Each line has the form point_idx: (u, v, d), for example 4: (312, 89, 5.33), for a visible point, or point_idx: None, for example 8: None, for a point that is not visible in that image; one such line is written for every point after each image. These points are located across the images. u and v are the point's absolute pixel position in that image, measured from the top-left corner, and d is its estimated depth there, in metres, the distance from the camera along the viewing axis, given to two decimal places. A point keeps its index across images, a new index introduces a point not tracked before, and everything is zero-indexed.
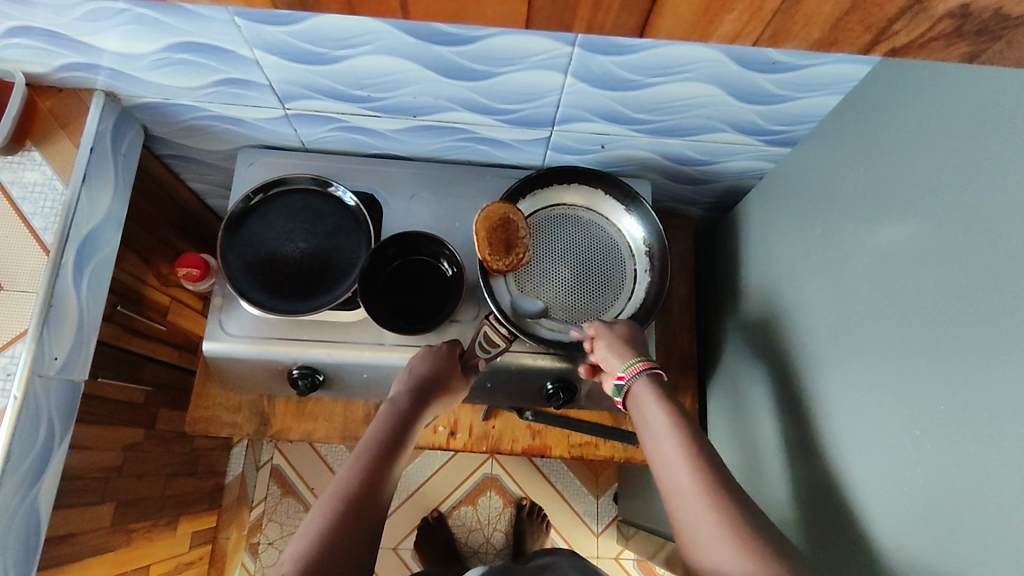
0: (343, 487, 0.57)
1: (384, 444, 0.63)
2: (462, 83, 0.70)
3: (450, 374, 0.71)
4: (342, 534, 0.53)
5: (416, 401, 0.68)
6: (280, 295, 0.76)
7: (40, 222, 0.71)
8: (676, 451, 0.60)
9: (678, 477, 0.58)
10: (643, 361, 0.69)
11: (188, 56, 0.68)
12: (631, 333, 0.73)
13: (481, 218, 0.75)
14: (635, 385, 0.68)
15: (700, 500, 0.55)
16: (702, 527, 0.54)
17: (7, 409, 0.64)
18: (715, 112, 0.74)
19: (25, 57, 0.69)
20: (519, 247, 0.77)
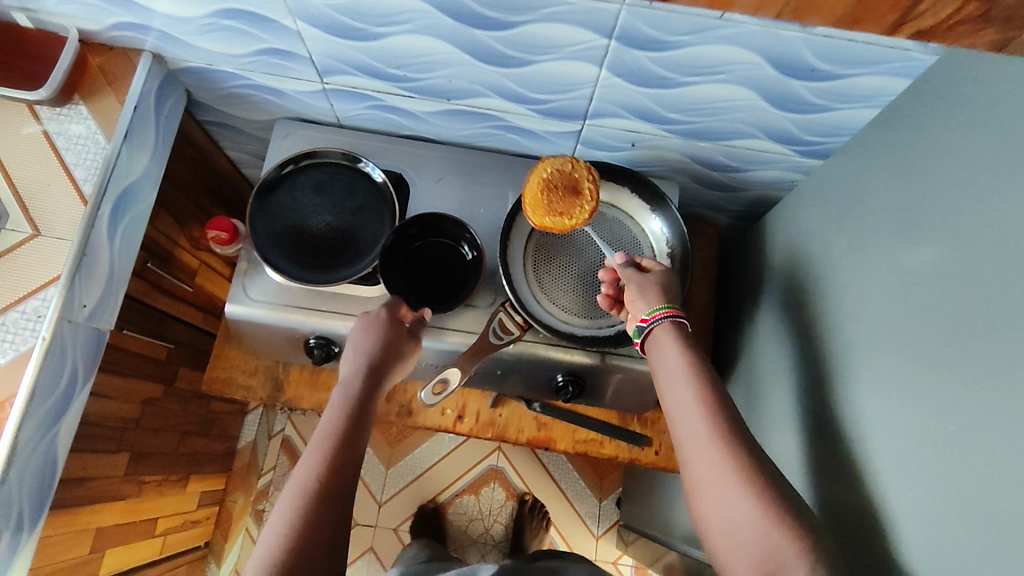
0: (301, 483, 0.57)
1: (342, 431, 0.62)
2: (498, 69, 0.71)
3: (399, 345, 0.70)
4: (303, 541, 0.53)
5: (371, 379, 0.67)
6: (303, 263, 0.77)
7: (80, 173, 0.73)
8: (694, 401, 0.60)
9: (695, 425, 0.58)
10: (669, 307, 0.67)
11: (233, 22, 0.69)
12: (663, 282, 0.71)
13: (532, 213, 0.72)
14: (659, 329, 0.67)
15: (718, 450, 0.56)
16: (721, 475, 0.54)
17: (36, 349, 0.67)
18: (750, 116, 0.73)
19: (79, 13, 0.72)
20: (578, 188, 0.72)
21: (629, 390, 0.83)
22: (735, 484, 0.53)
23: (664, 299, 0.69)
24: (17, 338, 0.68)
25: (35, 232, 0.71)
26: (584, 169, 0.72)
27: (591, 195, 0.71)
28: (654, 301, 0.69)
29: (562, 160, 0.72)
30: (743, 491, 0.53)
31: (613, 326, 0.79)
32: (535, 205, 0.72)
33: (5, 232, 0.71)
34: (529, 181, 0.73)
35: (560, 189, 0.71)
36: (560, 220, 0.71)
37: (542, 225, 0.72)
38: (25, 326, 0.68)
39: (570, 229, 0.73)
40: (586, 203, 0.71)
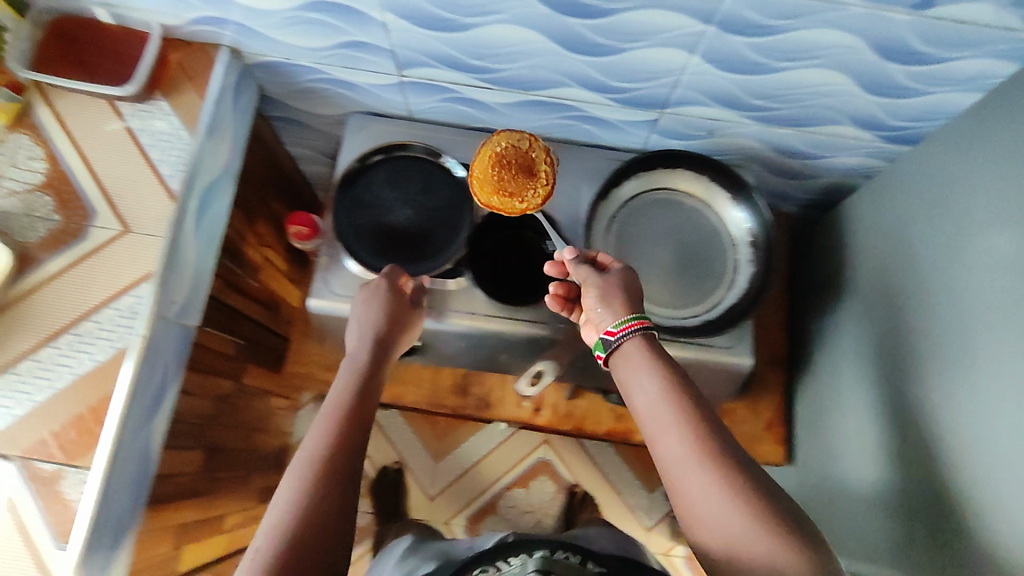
0: (305, 461, 0.57)
1: (345, 407, 0.62)
2: (585, 57, 0.70)
3: (400, 317, 0.71)
4: (306, 531, 0.52)
5: (376, 352, 0.68)
6: (384, 257, 0.78)
7: (167, 169, 0.73)
8: (671, 422, 0.57)
9: (679, 451, 0.55)
10: (641, 318, 0.63)
11: (319, 16, 0.68)
12: (634, 289, 0.66)
13: (479, 190, 0.69)
14: (626, 344, 0.62)
15: (704, 476, 0.53)
16: (713, 503, 0.53)
17: (132, 346, 0.67)
18: (838, 101, 0.73)
19: (161, 8, 0.72)
20: (530, 168, 0.70)
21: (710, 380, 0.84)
22: (736, 512, 0.52)
23: (636, 306, 0.64)
24: (114, 335, 0.68)
25: (124, 229, 0.71)
26: (538, 150, 0.71)
27: (545, 175, 0.70)
28: (619, 311, 0.63)
29: (521, 140, 0.72)
30: (737, 517, 0.51)
31: (696, 317, 0.79)
32: (483, 182, 0.69)
33: (95, 229, 0.71)
34: (477, 160, 0.71)
35: (512, 167, 0.70)
36: (513, 200, 0.69)
37: (488, 204, 0.69)
38: (121, 323, 0.68)
39: (517, 211, 0.70)
40: (541, 183, 0.70)
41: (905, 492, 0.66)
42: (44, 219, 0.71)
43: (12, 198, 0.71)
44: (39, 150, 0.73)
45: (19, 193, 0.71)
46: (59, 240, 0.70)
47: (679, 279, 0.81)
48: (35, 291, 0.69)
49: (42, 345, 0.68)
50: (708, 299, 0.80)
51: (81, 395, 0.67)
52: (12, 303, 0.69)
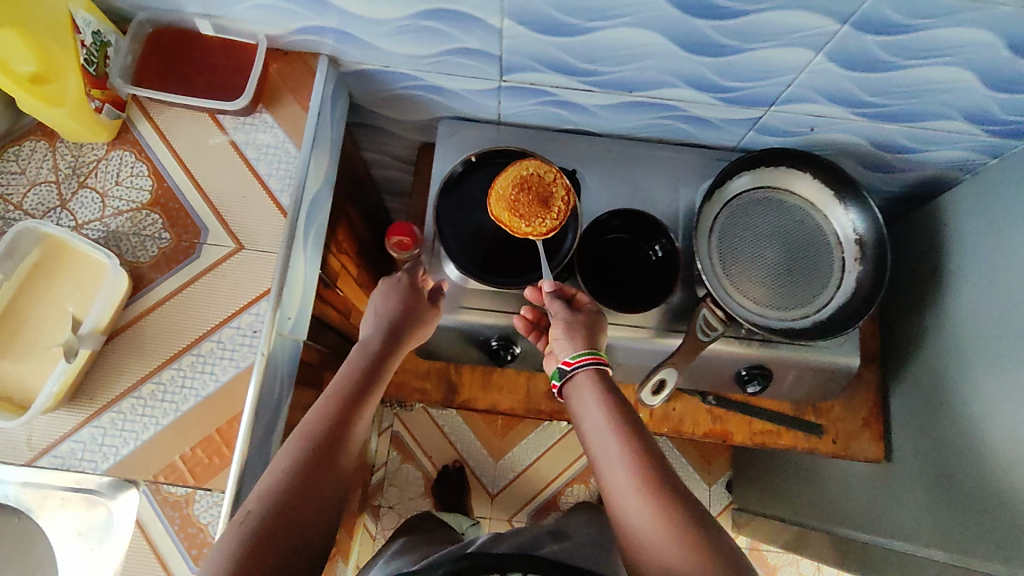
0: (297, 449, 0.58)
1: (345, 396, 0.64)
2: (702, 58, 0.69)
3: (417, 313, 0.73)
4: (279, 519, 0.54)
5: (385, 342, 0.70)
6: (489, 264, 0.78)
7: (275, 184, 0.72)
8: (618, 452, 0.59)
9: (620, 478, 0.57)
10: (593, 353, 0.66)
11: (433, 23, 0.67)
12: (588, 322, 0.69)
13: (495, 201, 0.74)
14: (579, 376, 0.66)
15: (643, 504, 0.56)
16: (643, 530, 0.55)
17: (256, 364, 0.67)
18: (955, 98, 0.72)
19: (266, 19, 0.70)
20: (550, 195, 0.74)
21: (812, 380, 0.83)
22: (670, 538, 0.54)
23: (588, 343, 0.67)
24: (237, 354, 0.67)
25: (238, 246, 0.70)
26: (561, 184, 0.74)
27: (559, 211, 0.73)
28: (577, 344, 0.67)
29: (549, 171, 0.75)
30: (666, 543, 0.54)
31: (805, 318, 0.78)
32: (501, 197, 0.74)
33: (207, 247, 0.69)
34: (503, 174, 0.75)
35: (531, 193, 0.73)
36: (519, 221, 0.73)
37: (498, 215, 0.74)
38: (243, 342, 0.68)
39: (523, 234, 0.74)
40: (550, 216, 0.73)
41: None
42: (155, 238, 0.69)
43: (120, 217, 0.69)
44: (143, 167, 0.71)
45: (126, 212, 0.70)
46: (171, 258, 0.69)
47: (785, 280, 0.79)
48: (150, 313, 0.67)
49: (164, 367, 0.67)
50: (815, 299, 0.79)
51: (207, 415, 0.66)
52: (130, 325, 0.67)
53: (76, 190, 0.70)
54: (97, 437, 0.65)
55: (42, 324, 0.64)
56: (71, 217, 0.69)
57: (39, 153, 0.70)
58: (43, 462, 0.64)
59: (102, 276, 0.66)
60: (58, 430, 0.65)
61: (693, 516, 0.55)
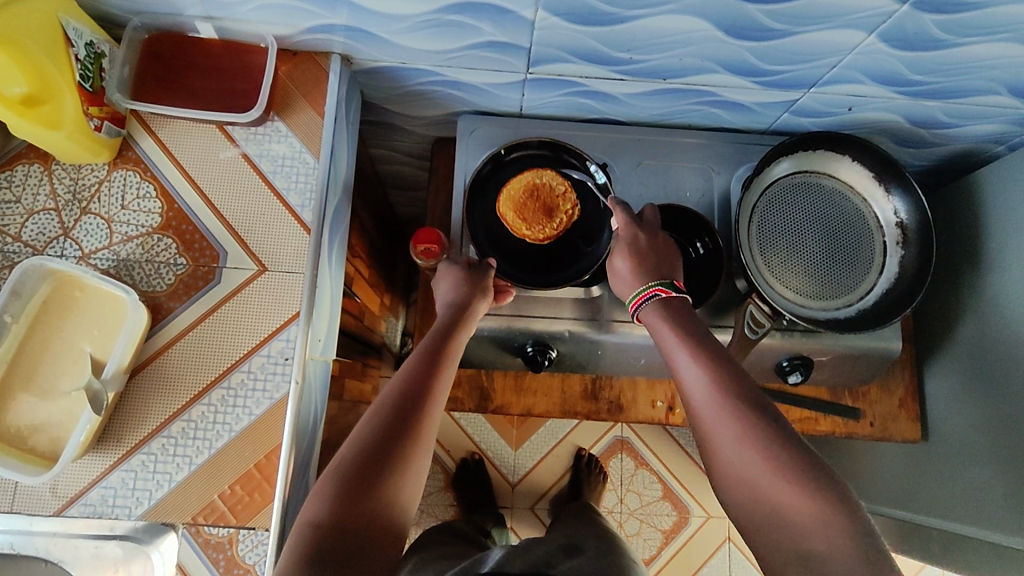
0: (379, 410, 0.56)
1: (427, 357, 0.61)
2: (746, 43, 0.65)
3: (483, 280, 0.69)
4: (366, 469, 0.51)
5: (457, 314, 0.67)
6: (524, 266, 0.74)
7: (295, 198, 0.67)
8: (697, 375, 0.55)
9: (704, 396, 0.54)
10: (657, 286, 0.62)
11: (458, 17, 0.62)
12: (640, 251, 0.65)
13: (504, 199, 0.74)
14: (648, 314, 0.62)
15: (733, 424, 0.52)
16: (731, 456, 0.52)
17: (291, 394, 0.63)
18: (1005, 72, 0.69)
19: (274, 18, 0.64)
20: (558, 210, 0.74)
21: (854, 368, 0.82)
22: (760, 464, 0.50)
23: (655, 274, 0.64)
24: (269, 384, 0.63)
25: (261, 268, 0.65)
26: (569, 203, 0.74)
27: (562, 223, 0.74)
28: (643, 278, 0.64)
29: (562, 182, 0.75)
30: (756, 468, 0.50)
31: (850, 307, 0.75)
32: (509, 196, 0.74)
33: (228, 270, 0.65)
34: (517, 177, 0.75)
35: (539, 201, 0.74)
36: (522, 226, 0.74)
37: (504, 215, 0.74)
38: (274, 371, 0.63)
39: (520, 236, 0.74)
40: (553, 226, 0.74)
41: None
42: (170, 263, 0.65)
43: (130, 243, 0.64)
44: (150, 188, 0.66)
45: (136, 237, 0.65)
46: (190, 285, 0.64)
47: (829, 267, 0.76)
48: (172, 345, 0.63)
49: (193, 403, 0.62)
50: (860, 286, 0.76)
51: (244, 452, 0.62)
52: (152, 360, 0.62)
53: (78, 217, 0.64)
54: (128, 482, 0.60)
55: (59, 366, 0.60)
56: (77, 246, 0.64)
57: (35, 178, 0.65)
58: (73, 512, 0.60)
59: (121, 310, 0.62)
60: (86, 476, 0.60)
61: (784, 435, 0.51)
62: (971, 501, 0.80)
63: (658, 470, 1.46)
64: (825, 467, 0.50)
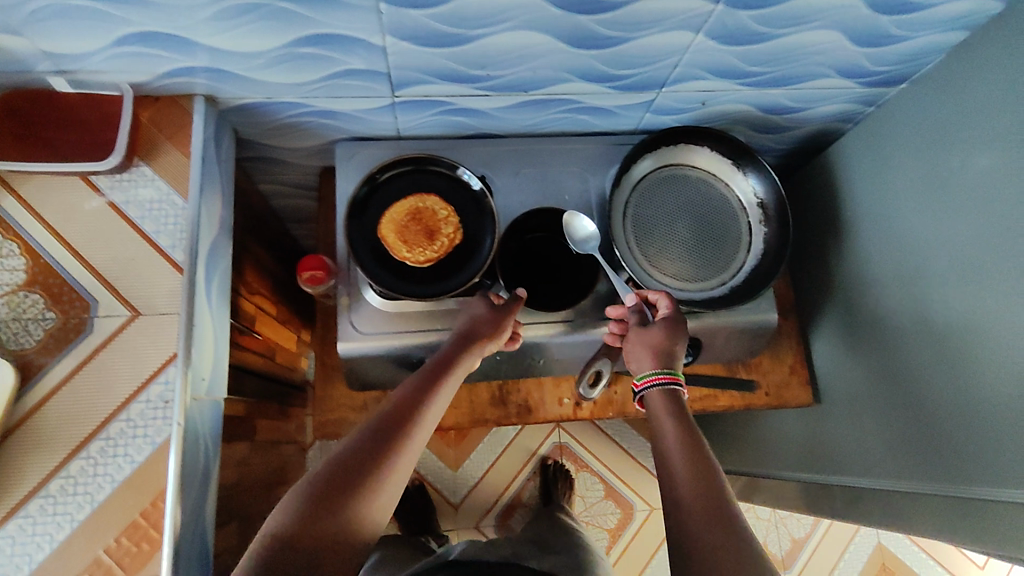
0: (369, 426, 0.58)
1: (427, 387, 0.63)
2: (589, 51, 0.68)
3: (506, 313, 0.71)
4: (332, 482, 0.52)
5: (462, 346, 0.69)
6: (408, 277, 0.76)
7: (165, 240, 0.67)
8: (675, 439, 0.61)
9: (677, 453, 0.59)
10: (670, 373, 0.66)
11: (310, 49, 0.64)
12: (664, 340, 0.69)
13: (387, 220, 0.76)
14: (649, 396, 0.67)
15: (695, 484, 0.55)
16: (685, 507, 0.54)
17: (172, 436, 0.63)
18: (829, 57, 0.74)
19: (127, 66, 0.65)
20: (440, 233, 0.77)
21: (738, 342, 0.86)
22: (709, 518, 0.52)
23: (664, 363, 0.67)
24: (150, 429, 0.63)
25: (134, 313, 0.65)
26: (450, 228, 0.77)
27: (443, 246, 0.77)
28: (658, 363, 0.68)
29: (444, 206, 0.78)
30: (705, 525, 0.52)
31: (723, 286, 0.80)
32: (392, 219, 0.76)
33: (99, 320, 0.64)
34: (397, 198, 0.78)
35: (421, 224, 0.77)
36: (403, 247, 0.76)
37: (385, 236, 0.76)
38: (154, 416, 0.63)
39: (401, 259, 0.76)
40: (433, 249, 0.77)
41: (950, 421, 0.70)
42: (38, 319, 0.64)
43: None
44: (13, 245, 0.65)
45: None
46: (60, 337, 0.63)
47: (701, 252, 0.81)
48: (46, 401, 0.62)
49: (71, 458, 0.61)
50: (732, 265, 0.80)
51: (129, 499, 0.62)
52: (24, 420, 0.61)
53: None
54: (7, 548, 0.59)
55: None
56: None
57: None
58: None
59: None
60: None
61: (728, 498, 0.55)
62: (859, 455, 0.86)
63: (598, 470, 1.49)
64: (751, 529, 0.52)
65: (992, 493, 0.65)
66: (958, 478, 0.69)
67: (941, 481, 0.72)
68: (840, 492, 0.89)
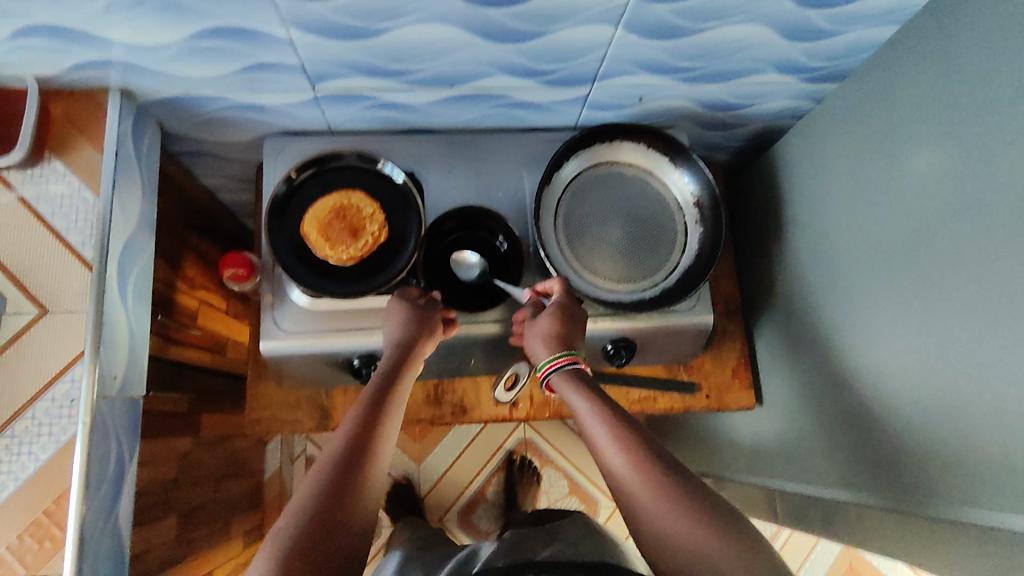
0: (319, 475, 0.54)
1: (367, 409, 0.60)
2: (507, 45, 0.67)
3: (431, 319, 0.69)
4: (308, 543, 0.49)
5: (401, 356, 0.66)
6: (331, 277, 0.74)
7: (75, 236, 0.67)
8: (606, 432, 0.58)
9: (605, 435, 0.58)
10: (568, 354, 0.65)
11: (216, 42, 0.63)
12: (556, 324, 0.67)
13: (309, 218, 0.75)
14: (554, 381, 0.65)
15: (630, 460, 0.55)
16: (635, 490, 0.54)
17: (77, 435, 0.62)
18: (762, 52, 0.72)
19: (32, 59, 0.64)
20: (364, 231, 0.75)
21: (676, 344, 0.85)
22: (679, 514, 0.52)
23: (559, 346, 0.66)
24: (55, 429, 0.63)
25: (43, 310, 0.65)
26: (375, 225, 0.76)
27: (367, 244, 0.75)
28: (553, 347, 0.66)
29: (369, 203, 0.76)
30: (658, 503, 0.53)
31: (657, 287, 0.78)
32: (315, 217, 0.75)
33: (6, 316, 0.64)
34: (321, 196, 0.76)
35: (345, 221, 0.75)
36: (325, 245, 0.74)
37: (308, 235, 0.75)
38: (59, 415, 0.63)
39: (325, 257, 0.75)
40: (357, 247, 0.75)
41: (887, 427, 0.69)
42: None
43: None
44: None
45: None
46: None
47: (635, 252, 0.79)
48: None
49: None
50: (666, 265, 0.79)
51: (31, 499, 0.61)
52: None
53: None
54: None
55: None
56: None
57: None
58: None
59: None
60: None
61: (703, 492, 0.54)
62: (804, 460, 0.84)
63: (563, 467, 1.48)
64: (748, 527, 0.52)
65: (932, 510, 0.63)
66: (900, 492, 0.67)
67: (882, 490, 0.70)
68: (789, 496, 0.88)
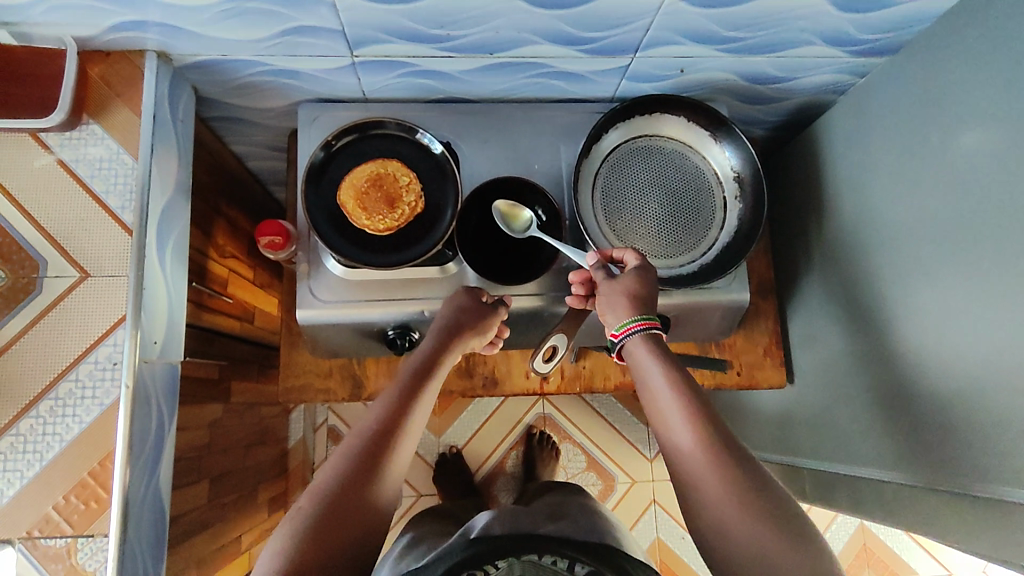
0: (356, 440, 0.56)
1: (411, 384, 0.62)
2: (552, 11, 0.65)
3: (487, 315, 0.70)
4: (335, 503, 0.52)
5: (446, 337, 0.67)
6: (367, 247, 0.74)
7: (115, 201, 0.67)
8: (678, 412, 0.57)
9: (670, 410, 0.57)
10: (646, 319, 0.63)
11: (255, 4, 0.61)
12: (636, 286, 0.65)
13: (345, 186, 0.74)
14: (630, 344, 0.63)
15: (695, 440, 0.55)
16: (690, 464, 0.54)
17: (121, 397, 0.63)
18: (812, 23, 0.70)
19: (70, 19, 0.63)
20: (402, 201, 0.75)
21: (710, 321, 0.84)
22: (738, 505, 0.51)
23: (637, 309, 0.64)
24: (99, 391, 0.63)
25: (83, 274, 0.65)
26: (412, 195, 0.75)
27: (404, 214, 0.75)
28: (632, 309, 0.64)
29: (405, 172, 0.76)
30: (714, 481, 0.52)
31: (694, 262, 0.78)
32: (351, 185, 0.74)
33: (48, 280, 0.64)
34: (358, 165, 0.76)
35: (381, 191, 0.75)
36: (361, 214, 0.74)
37: (345, 205, 0.74)
38: (103, 377, 0.63)
39: (361, 227, 0.74)
40: (393, 217, 0.75)
41: (924, 409, 0.68)
42: None
43: None
44: None
45: None
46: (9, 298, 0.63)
47: (673, 227, 0.79)
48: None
49: (21, 417, 0.62)
50: (704, 239, 0.78)
51: (78, 459, 0.62)
52: None
53: None
54: None
55: None
56: None
57: None
58: None
59: None
60: None
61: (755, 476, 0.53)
62: (835, 439, 0.84)
63: (582, 442, 1.49)
64: (792, 516, 0.51)
65: (966, 492, 0.63)
66: (938, 474, 0.66)
67: (915, 469, 0.70)
68: (817, 476, 0.88)
